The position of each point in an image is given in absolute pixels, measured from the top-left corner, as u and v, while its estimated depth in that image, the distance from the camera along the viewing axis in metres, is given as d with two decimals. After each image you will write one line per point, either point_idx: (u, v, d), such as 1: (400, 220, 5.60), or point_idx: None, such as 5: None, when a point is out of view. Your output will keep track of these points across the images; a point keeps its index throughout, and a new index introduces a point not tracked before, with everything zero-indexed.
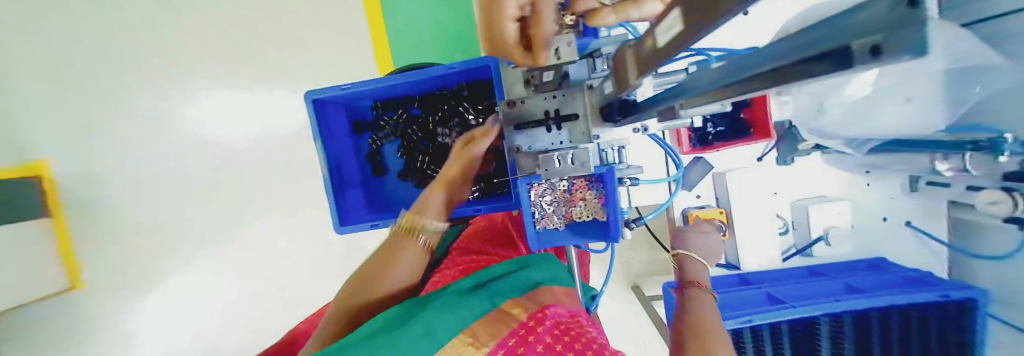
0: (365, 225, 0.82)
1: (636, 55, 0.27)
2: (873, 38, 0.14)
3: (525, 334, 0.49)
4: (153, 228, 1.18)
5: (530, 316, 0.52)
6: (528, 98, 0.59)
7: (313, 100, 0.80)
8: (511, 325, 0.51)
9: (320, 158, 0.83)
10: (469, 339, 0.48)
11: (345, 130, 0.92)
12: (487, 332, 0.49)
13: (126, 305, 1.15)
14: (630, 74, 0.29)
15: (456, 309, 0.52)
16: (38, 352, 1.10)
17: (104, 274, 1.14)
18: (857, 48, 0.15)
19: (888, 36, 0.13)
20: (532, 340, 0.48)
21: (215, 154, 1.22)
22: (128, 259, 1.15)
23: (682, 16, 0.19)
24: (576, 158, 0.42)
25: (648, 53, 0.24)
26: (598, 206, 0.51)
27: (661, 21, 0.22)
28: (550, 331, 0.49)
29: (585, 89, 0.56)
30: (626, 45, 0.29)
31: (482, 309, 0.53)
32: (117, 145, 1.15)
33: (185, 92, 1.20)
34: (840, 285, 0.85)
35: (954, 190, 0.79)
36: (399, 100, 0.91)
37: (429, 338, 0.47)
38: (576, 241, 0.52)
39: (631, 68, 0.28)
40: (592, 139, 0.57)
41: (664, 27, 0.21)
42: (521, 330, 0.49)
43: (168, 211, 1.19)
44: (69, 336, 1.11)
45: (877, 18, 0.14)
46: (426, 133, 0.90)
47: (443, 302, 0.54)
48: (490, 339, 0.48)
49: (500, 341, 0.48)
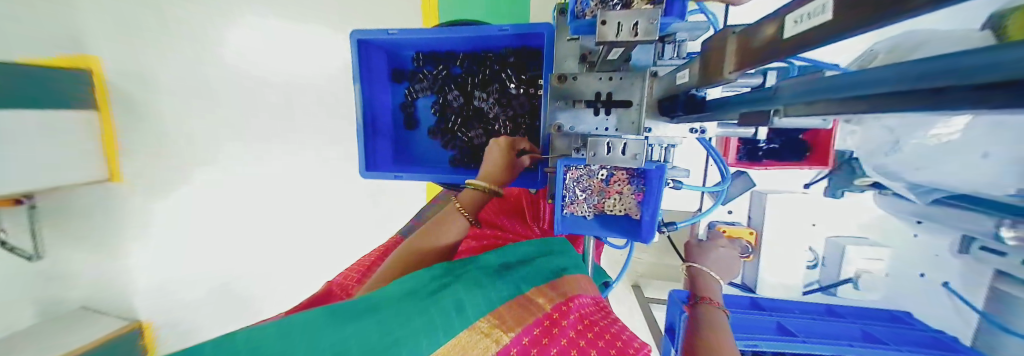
0: (389, 175, 0.85)
1: (740, 44, 0.24)
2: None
3: (552, 326, 0.52)
4: (187, 139, 1.22)
5: (555, 308, 0.55)
6: (582, 75, 0.54)
7: (359, 39, 0.79)
8: (536, 314, 0.54)
9: (357, 100, 0.83)
10: (495, 322, 0.52)
11: (384, 76, 0.91)
12: (513, 319, 0.53)
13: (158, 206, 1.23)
14: (726, 64, 0.26)
15: (485, 292, 0.58)
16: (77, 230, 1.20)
17: (142, 173, 1.21)
18: None
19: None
20: (556, 332, 0.51)
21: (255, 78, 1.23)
22: (164, 163, 1.22)
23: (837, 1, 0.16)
24: (627, 149, 0.39)
25: (762, 43, 0.21)
26: (633, 203, 0.49)
27: (798, 6, 0.19)
28: (576, 327, 0.52)
29: (647, 77, 0.51)
30: (729, 30, 0.26)
31: (509, 295, 0.58)
32: (160, 51, 1.16)
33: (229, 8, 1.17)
34: (857, 331, 0.82)
35: (1010, 260, 0.73)
36: (442, 55, 0.88)
37: (461, 314, 0.52)
38: (604, 233, 0.49)
39: (730, 58, 0.25)
40: (643, 132, 0.53)
41: (802, 13, 0.18)
42: (547, 320, 0.53)
43: (201, 125, 1.22)
44: (105, 222, 1.21)
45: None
46: (463, 94, 0.87)
47: (473, 281, 0.60)
48: (517, 325, 0.51)
49: (528, 328, 0.51)
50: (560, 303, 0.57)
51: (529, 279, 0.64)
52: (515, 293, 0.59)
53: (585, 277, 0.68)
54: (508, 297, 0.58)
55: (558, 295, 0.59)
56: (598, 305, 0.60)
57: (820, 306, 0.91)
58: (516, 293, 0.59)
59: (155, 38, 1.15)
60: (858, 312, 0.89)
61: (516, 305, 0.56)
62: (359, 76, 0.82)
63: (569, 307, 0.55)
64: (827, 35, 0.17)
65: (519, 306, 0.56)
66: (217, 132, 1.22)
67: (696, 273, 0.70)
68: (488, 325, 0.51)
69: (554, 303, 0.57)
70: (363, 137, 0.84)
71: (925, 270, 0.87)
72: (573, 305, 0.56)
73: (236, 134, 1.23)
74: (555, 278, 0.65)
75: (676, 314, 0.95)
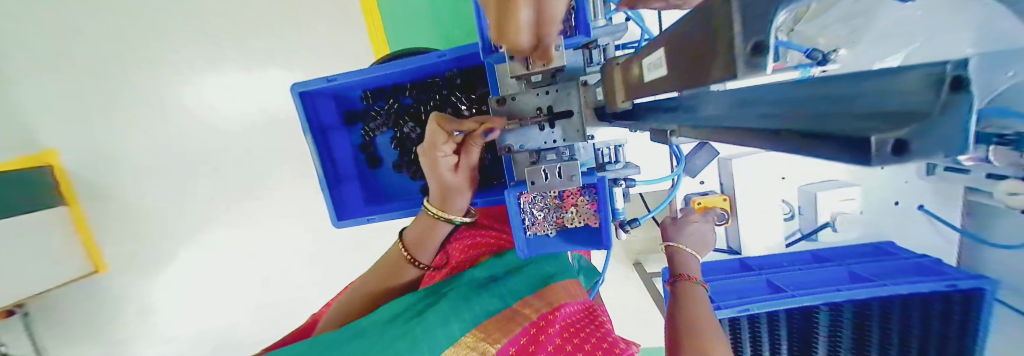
0: (362, 219, 0.85)
1: (623, 78, 0.28)
2: (888, 125, 0.12)
3: (537, 334, 0.54)
4: (154, 218, 1.19)
5: (541, 317, 0.56)
6: (520, 94, 0.55)
7: (301, 92, 0.78)
8: (522, 323, 0.56)
9: (313, 154, 0.83)
10: (481, 335, 0.53)
11: (335, 121, 0.89)
12: (497, 329, 0.54)
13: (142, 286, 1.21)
14: (618, 95, 0.29)
15: (470, 307, 0.57)
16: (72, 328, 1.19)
17: (121, 257, 1.19)
18: (866, 135, 0.12)
19: (915, 125, 0.11)
20: (543, 340, 0.53)
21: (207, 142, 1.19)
22: (139, 243, 1.19)
23: (678, 52, 0.19)
24: (564, 172, 0.40)
25: (636, 79, 0.25)
26: (590, 212, 0.49)
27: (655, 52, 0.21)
28: (561, 334, 0.54)
29: (580, 85, 0.52)
30: (615, 61, 0.29)
31: (495, 308, 0.58)
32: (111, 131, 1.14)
33: (174, 77, 1.15)
34: (843, 273, 0.84)
35: (973, 177, 0.73)
36: (389, 88, 0.86)
37: (444, 325, 0.53)
38: (567, 249, 0.50)
39: (620, 89, 0.29)
40: (586, 138, 0.54)
41: (657, 59, 0.21)
42: (532, 329, 0.55)
43: (168, 201, 1.19)
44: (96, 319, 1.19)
45: (909, 108, 0.11)
46: (418, 123, 0.86)
47: (457, 295, 0.60)
48: (503, 336, 0.53)
49: (513, 340, 0.53)
50: (546, 312, 0.57)
51: (516, 289, 0.63)
52: (502, 306, 0.59)
53: (574, 281, 0.68)
54: (494, 310, 0.58)
55: (545, 304, 0.59)
56: (587, 308, 0.61)
57: (805, 254, 0.94)
58: (502, 306, 0.59)
59: (105, 122, 1.13)
60: (845, 252, 0.91)
61: (503, 315, 0.57)
62: (309, 127, 0.81)
63: (555, 316, 0.56)
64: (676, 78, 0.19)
65: (505, 318, 0.57)
66: (187, 204, 1.20)
67: (674, 251, 0.70)
68: (474, 339, 0.53)
69: (540, 312, 0.57)
70: (327, 188, 0.85)
71: (899, 198, 0.88)
72: (560, 314, 0.57)
73: (205, 204, 1.20)
74: (543, 285, 0.64)
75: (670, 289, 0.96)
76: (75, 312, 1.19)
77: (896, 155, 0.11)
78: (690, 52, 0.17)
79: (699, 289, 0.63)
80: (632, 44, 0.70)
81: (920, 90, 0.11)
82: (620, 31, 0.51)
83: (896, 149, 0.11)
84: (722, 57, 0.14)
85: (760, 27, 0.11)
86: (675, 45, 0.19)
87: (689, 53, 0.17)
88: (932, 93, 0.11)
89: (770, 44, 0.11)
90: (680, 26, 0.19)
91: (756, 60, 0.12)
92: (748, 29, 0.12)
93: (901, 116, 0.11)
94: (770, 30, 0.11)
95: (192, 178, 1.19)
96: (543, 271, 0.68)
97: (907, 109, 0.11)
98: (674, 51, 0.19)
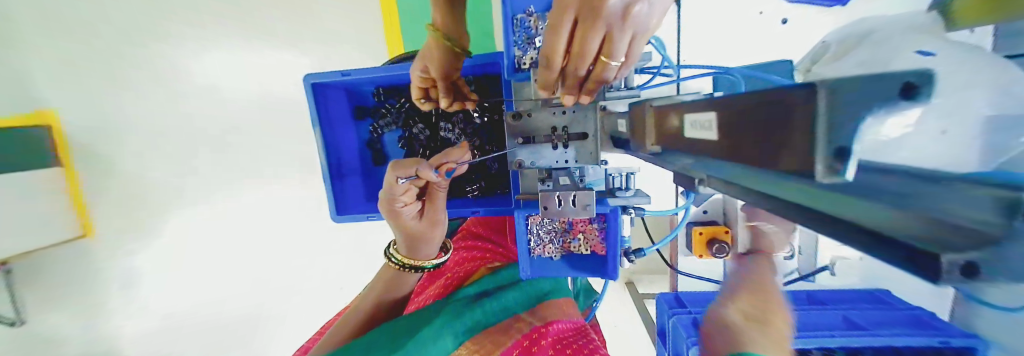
0: (361, 216, 0.84)
1: (655, 120, 0.29)
2: (965, 254, 0.11)
3: (530, 345, 0.54)
4: (139, 186, 1.16)
5: (534, 330, 0.57)
6: (536, 111, 0.54)
7: (313, 83, 0.77)
8: (517, 337, 0.56)
9: (319, 144, 0.82)
10: (475, 348, 0.54)
11: (345, 114, 0.89)
12: (492, 342, 0.55)
13: (125, 254, 1.16)
14: (647, 137, 0.30)
15: (463, 319, 0.58)
16: (38, 293, 1.10)
17: (109, 223, 1.15)
18: (946, 264, 0.11)
19: (997, 259, 0.11)
20: (537, 352, 0.53)
21: (207, 111, 1.17)
22: (127, 210, 1.15)
23: (720, 125, 0.20)
24: (579, 200, 0.40)
25: (673, 129, 0.26)
26: (597, 240, 0.49)
27: (696, 114, 0.22)
28: (554, 346, 0.54)
29: (598, 110, 0.51)
30: (645, 104, 0.30)
31: (489, 322, 0.59)
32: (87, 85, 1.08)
33: (176, 42, 1.13)
34: (837, 317, 0.84)
35: None
36: (403, 88, 0.86)
37: (436, 340, 0.54)
38: (571, 274, 0.49)
39: (649, 133, 0.29)
40: (599, 161, 0.52)
41: (699, 120, 0.22)
42: (526, 341, 0.55)
43: (167, 170, 1.17)
44: (66, 282, 1.12)
45: (987, 229, 0.12)
46: (428, 126, 0.85)
47: (452, 309, 0.61)
48: (498, 348, 0.54)
49: (507, 350, 0.53)
50: (539, 325, 0.58)
51: (510, 305, 0.64)
52: (494, 321, 0.60)
53: (569, 301, 0.68)
54: (487, 324, 0.59)
55: (538, 319, 0.60)
56: (580, 328, 0.61)
57: (801, 294, 0.93)
58: (495, 321, 0.60)
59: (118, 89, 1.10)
60: (842, 297, 0.90)
61: (500, 328, 0.58)
62: (317, 120, 0.80)
63: (547, 330, 0.57)
64: (718, 147, 0.20)
65: (501, 330, 0.58)
66: (190, 179, 1.19)
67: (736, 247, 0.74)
68: (469, 352, 0.54)
69: (534, 326, 0.58)
70: (329, 179, 0.83)
71: None
72: (553, 328, 0.58)
73: (203, 174, 1.19)
74: (536, 304, 0.65)
75: (665, 317, 0.96)
76: (55, 279, 1.12)
77: (966, 275, 0.12)
78: (753, 124, 0.17)
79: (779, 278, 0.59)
80: (649, 70, 0.70)
81: (996, 218, 0.12)
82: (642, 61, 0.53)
83: (966, 271, 0.11)
84: (793, 148, 0.14)
85: (847, 135, 0.12)
86: (718, 107, 0.20)
87: (745, 131, 0.18)
88: (1004, 220, 0.12)
89: (853, 152, 0.12)
90: (733, 96, 0.19)
91: (835, 167, 0.12)
92: (829, 134, 0.12)
93: (977, 237, 0.12)
94: (852, 140, 0.12)
95: (198, 154, 1.18)
96: (539, 289, 0.69)
97: (980, 228, 0.12)
98: (721, 121, 0.20)
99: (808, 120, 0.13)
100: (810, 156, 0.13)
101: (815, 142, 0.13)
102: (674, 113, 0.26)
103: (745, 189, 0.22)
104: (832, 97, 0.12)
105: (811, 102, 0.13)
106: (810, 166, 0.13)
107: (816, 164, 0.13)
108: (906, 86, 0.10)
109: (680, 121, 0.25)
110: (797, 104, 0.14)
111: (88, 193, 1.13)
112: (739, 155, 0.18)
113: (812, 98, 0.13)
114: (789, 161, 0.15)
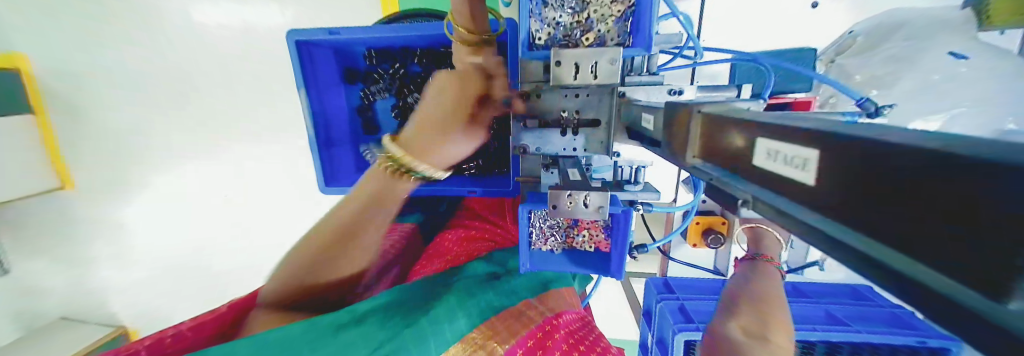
0: None
1: (707, 132, 0.25)
2: None
3: (542, 339, 0.52)
4: (116, 139, 1.12)
5: (546, 322, 0.55)
6: (547, 92, 0.48)
7: (298, 39, 0.69)
8: (528, 326, 0.53)
9: (305, 110, 0.76)
10: (489, 333, 0.50)
11: (334, 78, 0.82)
12: (505, 329, 0.52)
13: (114, 204, 1.17)
14: (692, 148, 0.26)
15: (475, 300, 0.55)
16: (40, 232, 1.18)
17: (93, 176, 1.15)
18: None
19: None
20: (549, 345, 0.51)
21: (176, 60, 1.06)
22: (110, 163, 1.14)
23: (831, 167, 0.16)
24: (592, 201, 0.37)
25: (733, 151, 0.22)
26: (602, 237, 0.47)
27: (785, 144, 0.18)
28: (567, 340, 0.53)
29: (616, 96, 0.46)
30: (693, 108, 0.26)
31: (500, 305, 0.56)
32: (56, 28, 1.02)
33: None
34: (821, 312, 0.85)
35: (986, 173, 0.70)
36: (397, 51, 0.78)
37: (450, 320, 0.50)
38: (572, 270, 0.46)
39: (696, 144, 0.26)
40: (610, 152, 0.49)
41: (787, 154, 0.18)
42: (539, 333, 0.52)
43: (144, 123, 1.11)
44: (62, 228, 1.18)
45: None
46: (425, 96, 0.79)
47: (464, 288, 0.58)
48: (511, 337, 0.50)
49: (521, 341, 0.50)
50: (550, 317, 0.56)
51: (518, 290, 0.61)
52: (506, 304, 0.57)
53: (569, 290, 0.68)
54: (500, 307, 0.56)
55: (547, 308, 0.58)
56: (583, 319, 0.61)
57: (788, 285, 0.95)
58: (507, 304, 0.57)
59: (91, 37, 1.03)
60: (826, 290, 0.93)
61: (512, 312, 0.55)
62: (303, 82, 0.74)
63: (559, 322, 0.56)
64: (819, 191, 0.17)
65: (512, 315, 0.55)
66: (167, 136, 1.12)
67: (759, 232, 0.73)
68: (483, 336, 0.50)
69: (545, 316, 0.56)
70: (317, 149, 0.79)
71: None
72: (563, 320, 0.57)
73: (179, 132, 1.12)
74: (541, 291, 0.63)
75: (652, 301, 0.98)
76: (46, 223, 1.18)
77: None
78: (895, 186, 0.14)
79: (780, 287, 0.61)
80: (669, 50, 0.64)
81: None
82: (670, 43, 0.47)
83: None
84: (975, 227, 0.11)
85: None
86: (825, 148, 0.16)
87: (870, 181, 0.14)
88: None
89: None
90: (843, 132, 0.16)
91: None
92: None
93: None
94: None
95: (174, 109, 1.10)
96: (542, 277, 0.66)
97: None
98: (837, 163, 0.16)
99: (1014, 211, 0.10)
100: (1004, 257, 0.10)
101: (1021, 243, 0.10)
102: (735, 130, 0.22)
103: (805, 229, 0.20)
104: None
105: (1020, 185, 0.10)
106: (1002, 269, 0.11)
107: (1016, 272, 0.10)
108: None
109: (747, 143, 0.21)
110: (986, 171, 0.11)
111: (65, 147, 1.12)
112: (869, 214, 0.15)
113: (1016, 185, 0.10)
114: (948, 246, 0.12)
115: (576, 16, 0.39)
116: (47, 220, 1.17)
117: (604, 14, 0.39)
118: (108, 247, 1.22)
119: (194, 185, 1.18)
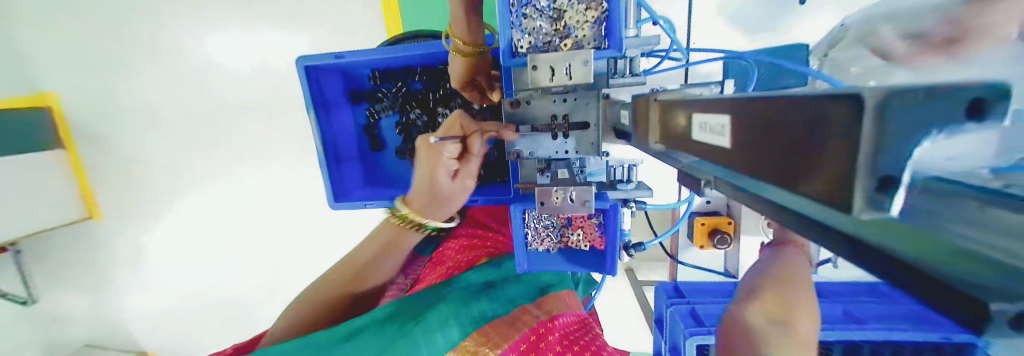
0: (359, 203, 0.83)
1: (660, 115, 0.27)
2: None
3: (537, 341, 0.52)
4: (142, 168, 1.19)
5: (541, 324, 0.55)
6: (535, 99, 0.51)
7: (306, 66, 0.74)
8: (523, 330, 0.54)
9: (314, 131, 0.81)
10: (483, 340, 0.52)
11: (341, 99, 0.87)
12: (497, 334, 0.53)
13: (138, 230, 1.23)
14: (651, 134, 0.28)
15: (470, 308, 0.57)
16: (67, 261, 1.24)
17: (120, 205, 1.21)
18: None
19: None
20: (543, 346, 0.52)
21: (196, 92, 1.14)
22: (136, 191, 1.21)
23: (739, 129, 0.18)
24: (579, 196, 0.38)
25: (679, 130, 0.24)
26: (596, 234, 0.48)
27: (709, 116, 0.21)
28: (562, 342, 0.53)
29: (601, 98, 0.49)
30: (650, 97, 0.28)
31: (495, 313, 0.57)
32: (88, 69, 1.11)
33: (161, 21, 1.09)
34: (838, 311, 0.83)
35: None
36: (399, 71, 0.83)
37: (443, 329, 0.52)
38: (568, 268, 0.49)
39: (653, 127, 0.28)
40: (600, 152, 0.50)
41: (712, 124, 0.20)
42: (533, 336, 0.53)
43: (167, 152, 1.18)
44: (88, 255, 1.24)
45: None
46: (426, 111, 0.83)
47: (458, 296, 0.60)
48: (504, 341, 0.52)
49: (513, 345, 0.51)
50: (545, 320, 0.56)
51: (515, 297, 0.62)
52: (500, 312, 0.58)
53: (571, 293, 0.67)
54: (493, 316, 0.56)
55: (544, 312, 0.58)
56: (581, 320, 0.60)
57: None
58: (505, 311, 0.58)
59: (120, 75, 1.12)
60: (843, 289, 0.90)
61: (506, 321, 0.56)
62: (311, 104, 0.78)
63: (554, 324, 0.55)
64: (732, 153, 0.19)
65: (508, 322, 0.56)
66: (188, 163, 1.19)
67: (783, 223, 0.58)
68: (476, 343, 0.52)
69: (540, 320, 0.56)
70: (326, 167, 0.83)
71: None
72: (559, 323, 0.56)
73: (199, 158, 1.19)
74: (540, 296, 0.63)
75: (663, 306, 0.96)
76: (75, 252, 1.24)
77: None
78: (782, 137, 0.16)
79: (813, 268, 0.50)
80: (657, 54, 0.66)
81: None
82: (650, 44, 0.49)
83: None
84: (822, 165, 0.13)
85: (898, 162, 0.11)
86: (735, 115, 0.18)
87: (767, 134, 0.16)
88: None
89: (901, 182, 0.11)
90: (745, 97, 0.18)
91: (878, 198, 0.12)
92: (872, 163, 0.11)
93: None
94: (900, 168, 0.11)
95: (194, 137, 1.17)
96: (542, 282, 0.67)
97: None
98: (743, 124, 0.18)
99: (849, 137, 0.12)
100: (845, 184, 0.12)
101: (854, 168, 0.12)
102: (679, 110, 0.24)
103: (750, 195, 0.22)
104: (882, 115, 0.11)
105: (851, 119, 0.12)
106: (843, 194, 0.13)
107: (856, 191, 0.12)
108: (974, 104, 0.09)
109: (687, 121, 0.23)
110: (832, 113, 0.12)
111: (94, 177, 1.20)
112: (765, 168, 0.17)
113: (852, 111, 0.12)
114: (811, 184, 0.14)
115: (554, 25, 0.42)
116: (75, 248, 1.24)
117: (579, 21, 0.42)
118: (131, 272, 1.27)
119: (211, 209, 1.23)
